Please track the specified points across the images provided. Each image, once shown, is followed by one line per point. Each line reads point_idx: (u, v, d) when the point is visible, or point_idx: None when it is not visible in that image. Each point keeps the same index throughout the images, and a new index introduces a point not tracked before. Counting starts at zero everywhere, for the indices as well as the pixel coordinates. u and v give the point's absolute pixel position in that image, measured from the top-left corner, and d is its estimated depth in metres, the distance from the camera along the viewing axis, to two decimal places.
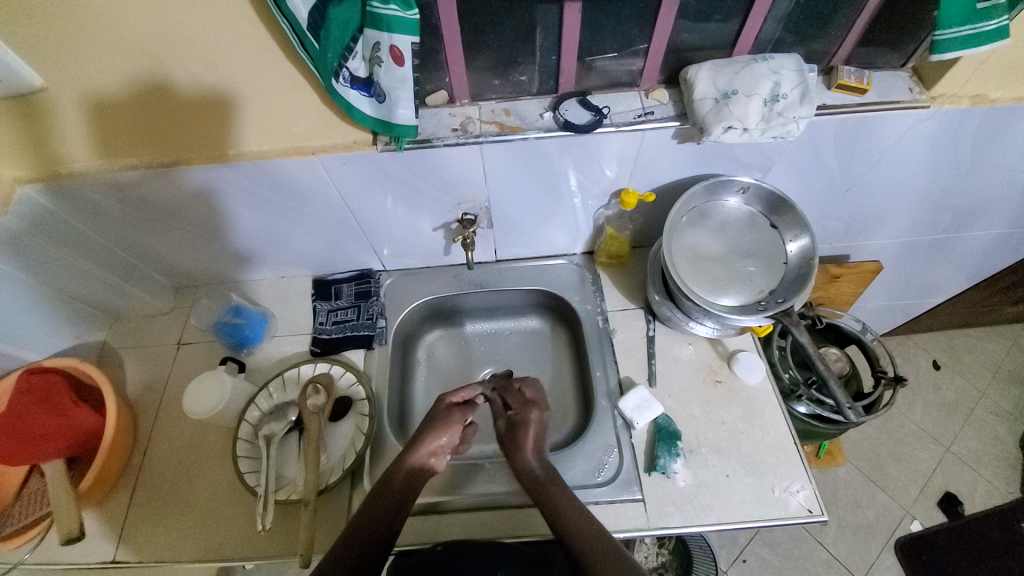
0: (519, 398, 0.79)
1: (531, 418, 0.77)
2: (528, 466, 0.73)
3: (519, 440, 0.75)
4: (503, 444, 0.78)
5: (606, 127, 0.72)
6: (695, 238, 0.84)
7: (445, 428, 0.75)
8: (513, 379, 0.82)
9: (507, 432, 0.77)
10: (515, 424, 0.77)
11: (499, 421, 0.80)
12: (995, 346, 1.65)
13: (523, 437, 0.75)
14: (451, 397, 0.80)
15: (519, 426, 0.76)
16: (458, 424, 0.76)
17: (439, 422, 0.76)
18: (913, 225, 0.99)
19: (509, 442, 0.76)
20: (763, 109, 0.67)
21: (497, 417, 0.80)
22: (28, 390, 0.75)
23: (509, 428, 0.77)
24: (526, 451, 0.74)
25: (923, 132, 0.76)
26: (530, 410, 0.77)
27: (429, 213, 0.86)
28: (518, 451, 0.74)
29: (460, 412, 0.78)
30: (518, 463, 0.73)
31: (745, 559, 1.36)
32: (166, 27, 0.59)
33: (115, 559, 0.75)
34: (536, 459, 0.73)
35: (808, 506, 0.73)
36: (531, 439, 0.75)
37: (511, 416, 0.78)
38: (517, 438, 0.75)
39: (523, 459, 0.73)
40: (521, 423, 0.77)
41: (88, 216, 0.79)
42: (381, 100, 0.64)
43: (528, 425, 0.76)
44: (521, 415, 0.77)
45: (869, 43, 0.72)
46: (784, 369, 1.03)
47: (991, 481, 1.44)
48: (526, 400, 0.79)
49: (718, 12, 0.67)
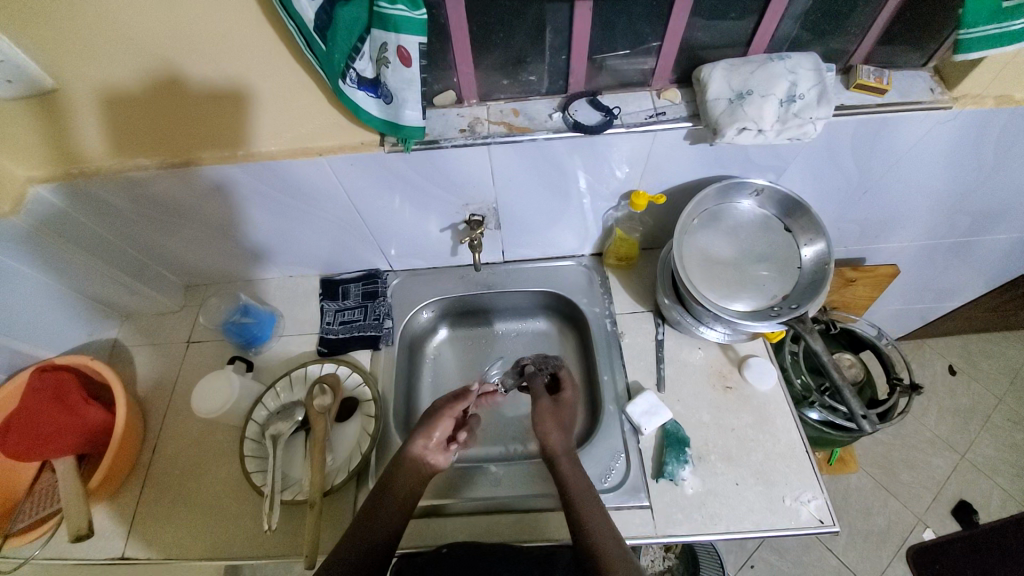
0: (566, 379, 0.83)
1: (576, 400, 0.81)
2: (564, 444, 0.75)
3: (564, 417, 0.78)
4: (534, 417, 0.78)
5: (616, 128, 0.71)
6: (706, 240, 0.82)
7: (437, 419, 0.76)
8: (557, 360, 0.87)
9: (550, 406, 0.79)
10: (563, 403, 0.80)
11: (542, 399, 0.80)
12: (1013, 351, 1.61)
13: (567, 417, 0.78)
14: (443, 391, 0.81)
15: (565, 405, 0.79)
16: (449, 416, 0.77)
17: (429, 416, 0.77)
18: (931, 228, 0.96)
19: (552, 416, 0.77)
20: (779, 110, 0.65)
21: (535, 395, 0.81)
22: (40, 388, 0.76)
23: (555, 406, 0.79)
24: (566, 431, 0.76)
25: (944, 134, 0.74)
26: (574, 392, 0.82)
27: (436, 214, 0.85)
28: (560, 427, 0.76)
29: (449, 402, 0.78)
30: (553, 439, 0.74)
31: (753, 564, 1.35)
32: (174, 26, 0.58)
33: (124, 554, 0.75)
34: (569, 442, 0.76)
35: (820, 516, 0.72)
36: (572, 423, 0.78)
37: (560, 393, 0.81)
38: (562, 415, 0.78)
39: (563, 437, 0.75)
40: (568, 402, 0.80)
41: (99, 216, 0.80)
42: (389, 102, 0.64)
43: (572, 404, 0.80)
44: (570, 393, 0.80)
45: (889, 42, 0.70)
46: (796, 375, 1.01)
47: (1007, 490, 1.41)
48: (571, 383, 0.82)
49: (733, 10, 0.65)
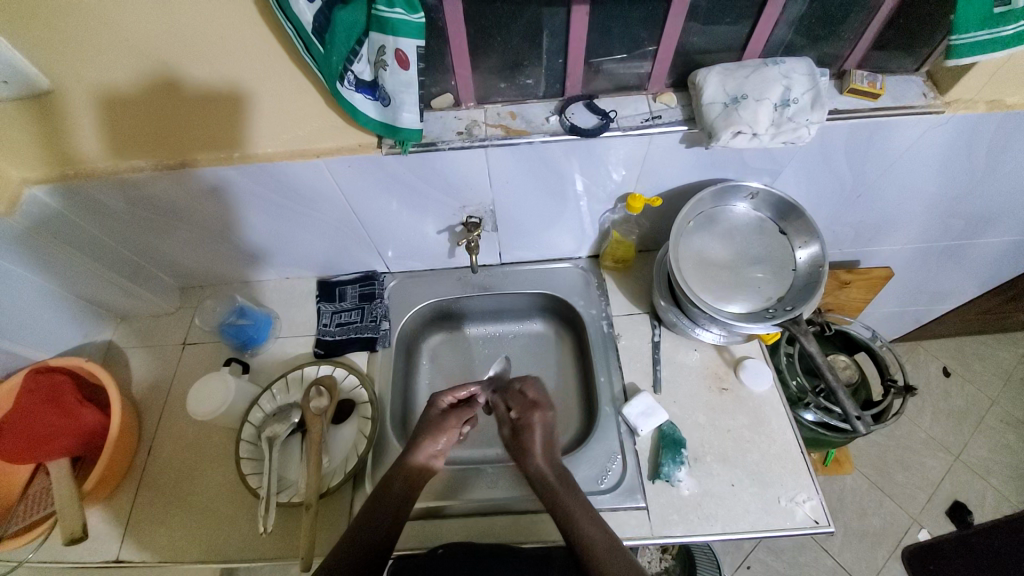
0: (521, 400, 0.79)
1: (536, 421, 0.76)
2: (539, 467, 0.72)
3: (526, 443, 0.74)
4: (510, 448, 0.77)
5: (612, 131, 0.72)
6: (702, 243, 0.83)
7: (440, 431, 0.75)
8: (513, 381, 0.82)
9: (512, 436, 0.76)
10: (519, 429, 0.76)
11: (505, 428, 0.78)
12: (1007, 353, 1.62)
13: (532, 440, 0.74)
14: (442, 399, 0.80)
15: (523, 431, 0.75)
16: (455, 429, 0.76)
17: (433, 427, 0.76)
18: (924, 231, 0.97)
19: (517, 445, 0.75)
20: (774, 114, 0.66)
21: (500, 424, 0.79)
22: (35, 389, 0.75)
23: (514, 434, 0.76)
24: (535, 455, 0.73)
25: (936, 138, 0.74)
26: (533, 414, 0.77)
27: (433, 216, 0.86)
28: (527, 455, 0.74)
29: (455, 413, 0.78)
30: (528, 466, 0.73)
31: (749, 565, 1.35)
32: (172, 29, 0.59)
33: (119, 557, 0.75)
34: (546, 462, 0.72)
35: (814, 516, 0.72)
36: (539, 442, 0.74)
37: (515, 419, 0.77)
38: (523, 442, 0.75)
39: (533, 463, 0.73)
40: (525, 427, 0.76)
41: (95, 217, 0.80)
42: (386, 104, 0.64)
43: (533, 428, 0.75)
44: (525, 418, 0.76)
45: (882, 47, 0.71)
46: (791, 376, 1.01)
47: (1001, 490, 1.42)
48: (528, 403, 0.78)
49: (728, 14, 0.66)
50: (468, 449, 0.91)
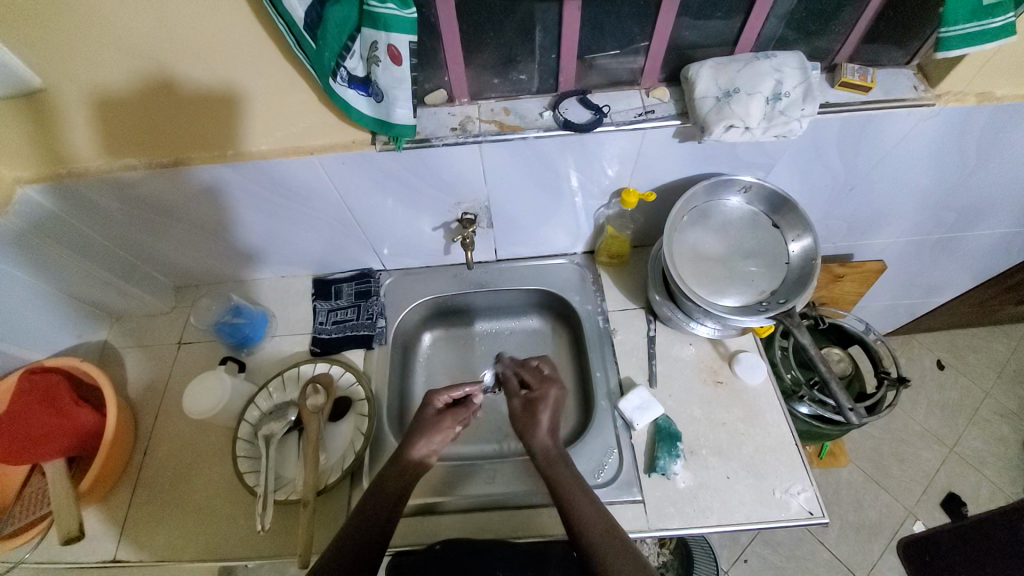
0: (537, 375, 0.80)
1: (550, 395, 0.77)
2: (543, 443, 0.73)
3: (537, 414, 0.75)
4: (515, 422, 0.77)
5: (606, 126, 0.72)
6: (696, 237, 0.83)
7: (436, 429, 0.75)
8: (530, 358, 0.83)
9: (523, 408, 0.77)
10: (532, 402, 0.77)
11: (516, 400, 0.79)
12: (1000, 345, 1.63)
13: (541, 413, 0.75)
14: (438, 399, 0.79)
15: (538, 401, 0.76)
16: (450, 429, 0.76)
17: (429, 426, 0.75)
18: (917, 224, 0.98)
19: (525, 418, 0.76)
20: (766, 108, 0.66)
21: (511, 398, 0.80)
22: (28, 391, 0.75)
23: (525, 408, 0.77)
24: (541, 429, 0.74)
25: (927, 130, 0.75)
26: (549, 388, 0.78)
27: (429, 213, 0.86)
28: (533, 430, 0.74)
29: (451, 414, 0.77)
30: (532, 442, 0.74)
31: (747, 559, 1.36)
32: (163, 25, 0.59)
33: (116, 557, 0.75)
34: (551, 439, 0.74)
35: (809, 507, 0.73)
36: (549, 419, 0.75)
37: (530, 392, 0.77)
38: (533, 414, 0.75)
39: (538, 438, 0.74)
40: (540, 399, 0.77)
41: (89, 216, 0.79)
42: (379, 100, 0.64)
43: (547, 401, 0.76)
44: (540, 391, 0.77)
45: (873, 40, 0.71)
46: (785, 370, 1.02)
47: (995, 482, 1.43)
48: (545, 377, 0.79)
49: (719, 9, 0.66)
50: (466, 445, 0.91)
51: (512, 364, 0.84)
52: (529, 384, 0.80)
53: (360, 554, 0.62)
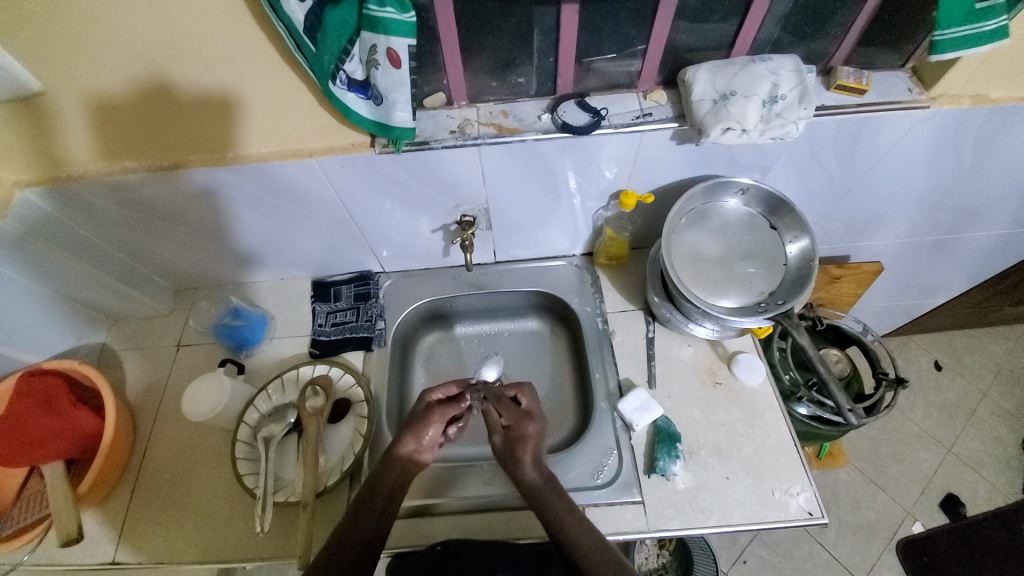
0: (514, 411, 0.77)
1: (530, 431, 0.74)
2: (531, 479, 0.70)
3: (518, 453, 0.72)
4: (500, 459, 0.74)
5: (604, 128, 0.72)
6: (693, 239, 0.84)
7: (423, 427, 0.74)
8: (506, 390, 0.80)
9: (503, 445, 0.74)
10: (512, 439, 0.74)
11: (495, 437, 0.76)
12: (997, 346, 1.64)
13: (523, 452, 0.72)
14: (432, 395, 0.79)
15: (518, 440, 0.73)
16: (438, 426, 0.75)
17: (417, 422, 0.75)
18: (914, 225, 0.98)
19: (507, 456, 0.73)
20: (762, 111, 0.67)
21: (490, 431, 0.77)
22: (27, 392, 0.75)
23: (506, 442, 0.74)
24: (525, 466, 0.71)
25: (923, 132, 0.75)
26: (527, 424, 0.75)
27: (428, 215, 0.86)
28: (518, 467, 0.71)
29: (439, 409, 0.76)
30: (519, 477, 0.71)
31: (746, 560, 1.36)
32: (163, 28, 0.59)
33: (115, 560, 0.75)
34: (538, 473, 0.71)
35: (808, 508, 0.73)
36: (531, 454, 0.72)
37: (507, 427, 0.75)
38: (516, 452, 0.72)
39: (524, 473, 0.71)
40: (518, 437, 0.74)
41: (89, 219, 0.80)
42: (378, 103, 0.64)
43: (526, 439, 0.73)
44: (519, 427, 0.75)
45: (868, 44, 0.72)
46: (784, 370, 1.03)
47: (993, 482, 1.44)
48: (521, 413, 0.77)
49: (716, 12, 0.67)
50: (465, 447, 0.92)
51: (485, 397, 0.81)
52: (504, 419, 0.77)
53: (360, 549, 0.63)
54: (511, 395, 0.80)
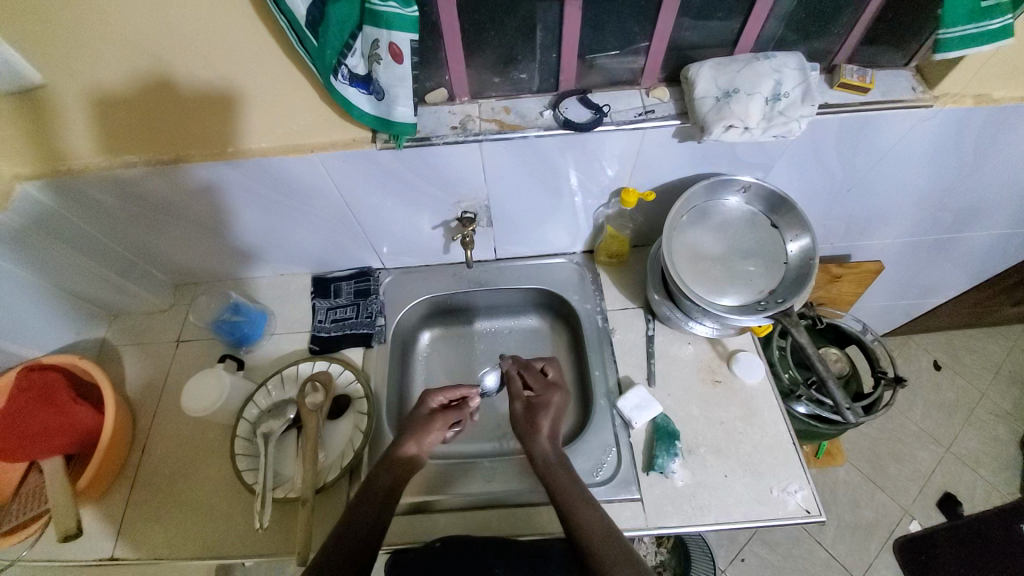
0: (540, 380, 0.81)
1: (553, 400, 0.78)
2: (543, 449, 0.73)
3: (538, 419, 0.75)
4: (518, 425, 0.77)
5: (606, 125, 0.72)
6: (694, 238, 0.84)
7: (427, 432, 0.75)
8: (534, 362, 0.84)
9: (524, 412, 0.77)
10: (534, 406, 0.77)
11: (517, 403, 0.79)
12: (996, 346, 1.64)
13: (542, 418, 0.75)
14: (434, 398, 0.80)
15: (541, 406, 0.77)
16: (439, 431, 0.76)
17: (419, 427, 0.76)
18: (914, 224, 0.98)
19: (527, 422, 0.76)
20: (765, 108, 0.67)
21: (513, 398, 0.80)
22: (27, 387, 0.74)
23: (528, 409, 0.77)
24: (542, 435, 0.74)
25: (925, 131, 0.75)
26: (551, 394, 0.79)
27: (429, 212, 0.86)
28: (535, 435, 0.74)
29: (442, 416, 0.77)
30: (533, 448, 0.73)
31: (744, 558, 1.36)
32: (164, 21, 0.58)
33: (114, 555, 0.75)
34: (550, 446, 0.73)
35: (807, 506, 0.73)
36: (550, 424, 0.75)
37: (533, 395, 0.78)
38: (536, 420, 0.75)
39: (540, 444, 0.73)
40: (542, 404, 0.77)
41: (88, 214, 0.80)
42: (381, 98, 0.64)
43: (549, 406, 0.77)
44: (544, 395, 0.78)
45: (872, 42, 0.72)
46: (784, 369, 1.03)
47: (991, 482, 1.44)
48: (547, 383, 0.80)
49: (720, 10, 0.66)
50: (464, 444, 0.92)
51: (515, 365, 0.85)
52: (531, 387, 0.81)
53: (352, 550, 0.62)
54: (539, 368, 0.84)
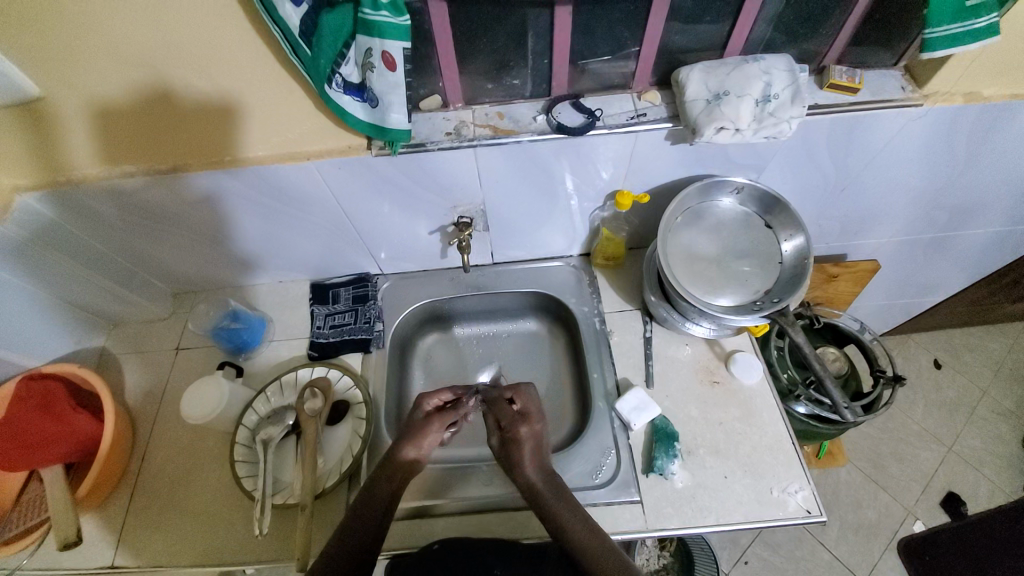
0: (508, 414, 0.77)
1: (524, 434, 0.75)
2: (528, 478, 0.71)
3: (514, 456, 0.74)
4: (501, 460, 0.76)
5: (599, 129, 0.73)
6: (689, 239, 0.84)
7: (423, 434, 0.74)
8: (502, 392, 0.80)
9: (501, 447, 0.76)
10: (507, 441, 0.75)
11: (494, 438, 0.78)
12: (996, 344, 1.64)
13: (518, 453, 0.73)
14: (429, 401, 0.79)
15: (512, 443, 0.74)
16: (436, 432, 0.75)
17: (416, 431, 0.75)
18: (909, 223, 0.99)
19: (505, 459, 0.74)
20: (755, 110, 0.67)
21: (489, 434, 0.79)
22: (27, 397, 0.76)
23: (503, 445, 0.75)
24: (523, 468, 0.72)
25: (916, 130, 0.76)
26: (519, 426, 0.76)
27: (425, 217, 0.87)
28: (516, 468, 0.73)
29: (438, 417, 0.77)
30: (518, 477, 0.72)
31: (747, 561, 1.36)
32: (160, 33, 0.59)
33: (114, 563, 0.75)
34: (535, 471, 0.72)
35: (807, 506, 0.73)
36: (528, 454, 0.73)
37: (502, 430, 0.76)
38: (512, 455, 0.74)
39: (522, 473, 0.72)
40: (513, 440, 0.75)
41: (88, 224, 0.80)
42: (375, 105, 0.65)
43: (520, 442, 0.74)
44: (512, 431, 0.75)
45: (860, 43, 0.72)
46: (782, 369, 1.03)
47: (994, 481, 1.43)
48: (516, 415, 0.77)
49: (709, 13, 0.67)
50: (463, 449, 0.92)
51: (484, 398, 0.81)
52: (501, 422, 0.78)
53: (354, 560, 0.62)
54: (508, 397, 0.80)
